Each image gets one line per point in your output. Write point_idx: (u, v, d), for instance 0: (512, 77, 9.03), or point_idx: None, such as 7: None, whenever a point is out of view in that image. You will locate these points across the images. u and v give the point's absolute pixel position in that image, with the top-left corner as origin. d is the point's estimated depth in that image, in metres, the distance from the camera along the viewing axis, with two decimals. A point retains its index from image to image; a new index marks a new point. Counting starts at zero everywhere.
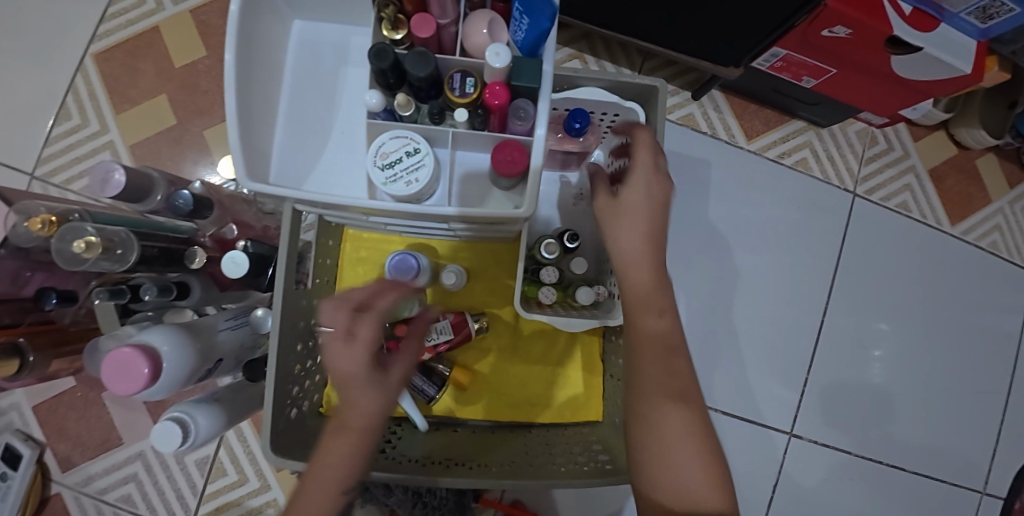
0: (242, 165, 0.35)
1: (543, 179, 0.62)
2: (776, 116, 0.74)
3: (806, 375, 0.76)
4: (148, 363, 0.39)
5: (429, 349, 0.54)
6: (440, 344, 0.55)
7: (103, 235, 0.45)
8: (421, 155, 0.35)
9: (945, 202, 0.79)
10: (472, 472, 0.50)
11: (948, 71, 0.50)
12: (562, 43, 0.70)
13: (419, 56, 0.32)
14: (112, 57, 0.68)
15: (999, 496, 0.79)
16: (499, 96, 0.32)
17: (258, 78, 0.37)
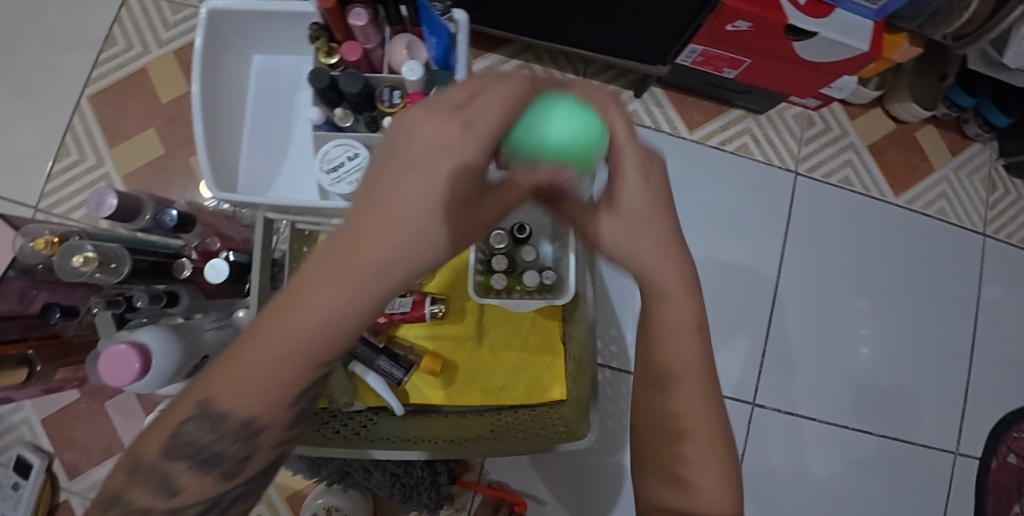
0: (211, 178, 0.40)
1: None
2: (715, 106, 0.80)
3: (767, 349, 0.80)
4: (139, 358, 0.46)
5: (387, 316, 0.63)
6: (397, 313, 0.63)
7: (100, 251, 0.51)
8: (360, 159, 0.40)
9: (888, 174, 0.84)
10: (439, 445, 0.55)
11: (848, 50, 0.55)
12: (509, 56, 0.76)
13: (350, 76, 0.38)
14: (105, 98, 0.75)
15: (971, 455, 0.82)
16: (418, 103, 0.38)
17: (220, 105, 0.43)
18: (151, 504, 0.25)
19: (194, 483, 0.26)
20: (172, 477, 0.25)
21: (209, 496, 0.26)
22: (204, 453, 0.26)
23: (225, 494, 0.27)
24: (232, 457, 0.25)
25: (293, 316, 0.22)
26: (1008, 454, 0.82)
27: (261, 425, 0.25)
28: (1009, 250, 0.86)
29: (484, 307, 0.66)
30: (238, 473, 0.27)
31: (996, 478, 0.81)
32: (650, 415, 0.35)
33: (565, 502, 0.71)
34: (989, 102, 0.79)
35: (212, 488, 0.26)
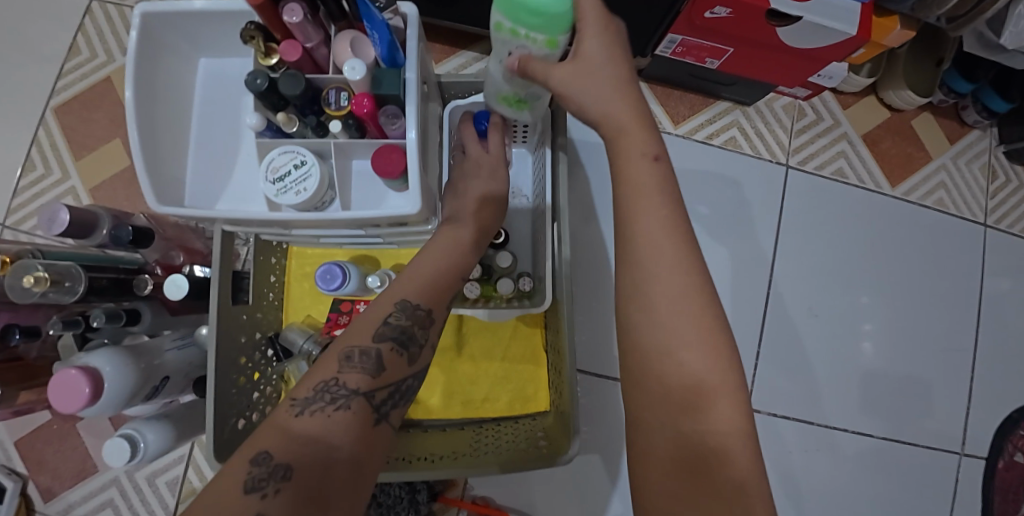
0: (152, 193, 0.38)
1: None
2: (701, 99, 0.77)
3: (761, 350, 0.76)
4: (89, 383, 0.43)
5: None
6: None
7: (52, 270, 0.49)
8: (307, 167, 0.38)
9: (883, 165, 0.81)
10: (412, 465, 0.53)
11: (835, 34, 0.52)
12: (484, 53, 0.73)
13: (291, 77, 0.35)
14: (70, 109, 0.73)
15: (978, 455, 0.79)
16: (365, 105, 0.36)
17: (161, 114, 0.40)
18: (361, 385, 0.32)
19: (391, 361, 0.34)
20: (375, 360, 0.34)
21: (391, 381, 0.34)
22: (400, 336, 0.35)
23: (400, 383, 0.35)
24: (416, 341, 0.36)
25: (452, 245, 0.42)
26: (1016, 453, 0.79)
27: (434, 315, 0.38)
28: (1012, 241, 0.82)
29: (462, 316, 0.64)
30: (418, 360, 0.36)
31: (1004, 479, 0.78)
32: (642, 338, 0.33)
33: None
34: (988, 88, 0.76)
35: (400, 369, 0.35)
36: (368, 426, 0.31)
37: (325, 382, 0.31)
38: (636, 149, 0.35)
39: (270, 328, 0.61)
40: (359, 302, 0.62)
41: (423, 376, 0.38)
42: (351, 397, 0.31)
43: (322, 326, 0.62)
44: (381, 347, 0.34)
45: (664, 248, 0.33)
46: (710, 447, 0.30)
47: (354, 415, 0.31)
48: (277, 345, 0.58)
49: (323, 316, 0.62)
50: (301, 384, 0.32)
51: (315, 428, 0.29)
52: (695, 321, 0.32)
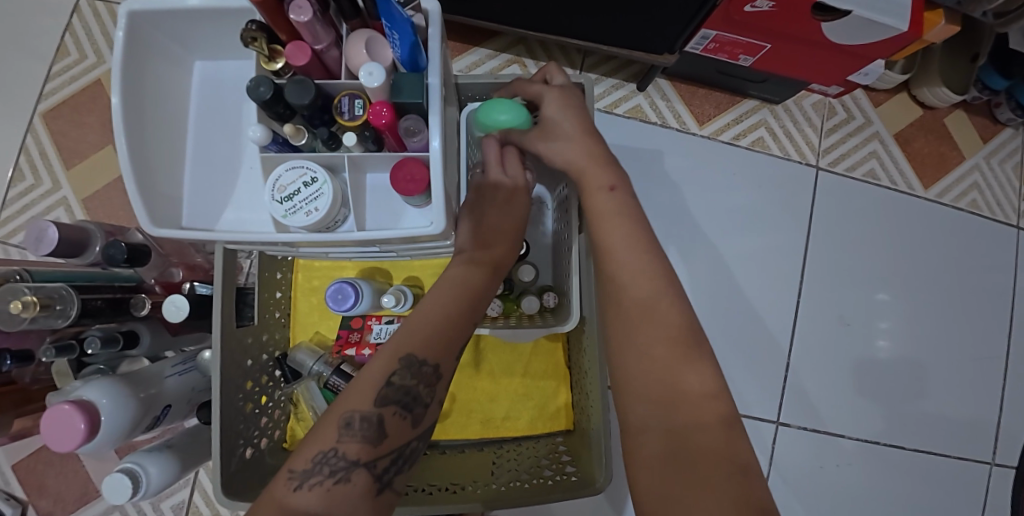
0: (145, 214, 0.34)
1: None
2: (727, 97, 0.73)
3: (787, 359, 0.74)
4: (84, 418, 0.40)
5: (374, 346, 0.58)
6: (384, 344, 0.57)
7: (40, 293, 0.45)
8: (318, 184, 0.34)
9: (915, 164, 0.77)
10: (434, 497, 0.49)
11: (884, 30, 0.48)
12: (499, 50, 0.69)
13: (298, 85, 0.32)
14: (59, 114, 0.69)
15: (1008, 465, 0.76)
16: (383, 116, 0.32)
17: (153, 125, 0.36)
18: (361, 455, 0.30)
19: (394, 427, 0.32)
20: (377, 426, 0.31)
21: (394, 447, 0.32)
22: (404, 398, 0.33)
23: (404, 448, 0.33)
24: (422, 401, 0.34)
25: (462, 280, 0.38)
26: None
27: (442, 370, 0.35)
28: None
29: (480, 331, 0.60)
30: (422, 421, 0.34)
31: None
32: (619, 337, 0.34)
33: None
34: None
35: (403, 435, 0.32)
36: (369, 497, 0.30)
37: (323, 453, 0.29)
38: (593, 182, 0.40)
39: (277, 348, 0.57)
40: (370, 318, 0.58)
41: (427, 433, 0.36)
42: (350, 469, 0.30)
43: (333, 344, 0.58)
44: (383, 411, 0.32)
45: (626, 262, 0.36)
46: (699, 439, 0.29)
47: (355, 489, 0.29)
48: (285, 367, 0.55)
49: (333, 333, 0.59)
50: (298, 452, 0.30)
51: (319, 503, 0.28)
52: (662, 310, 0.34)
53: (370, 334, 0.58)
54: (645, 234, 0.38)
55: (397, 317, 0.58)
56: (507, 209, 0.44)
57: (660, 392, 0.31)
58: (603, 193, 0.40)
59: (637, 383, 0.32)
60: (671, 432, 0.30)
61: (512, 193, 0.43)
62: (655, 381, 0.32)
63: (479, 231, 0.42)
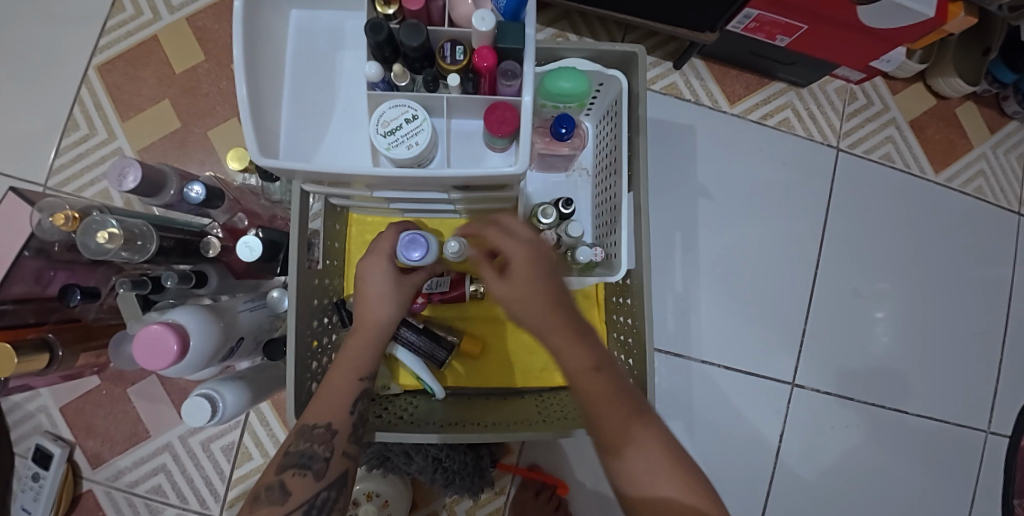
0: (255, 144, 0.37)
1: (533, 180, 0.63)
2: (756, 79, 0.77)
3: (803, 327, 0.79)
4: (176, 339, 0.42)
5: (424, 296, 0.58)
6: (436, 293, 0.59)
7: (124, 227, 0.48)
8: (419, 121, 0.37)
9: (927, 150, 0.82)
10: (485, 428, 0.54)
11: (913, 16, 0.52)
12: (545, 24, 0.73)
13: (412, 28, 0.35)
14: (115, 68, 0.71)
15: (1002, 434, 0.82)
16: (488, 59, 0.35)
17: (263, 61, 0.38)
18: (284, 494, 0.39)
19: (295, 485, 0.39)
20: (281, 488, 0.39)
21: (303, 501, 0.39)
22: (302, 460, 0.40)
23: (314, 500, 0.39)
24: (320, 457, 0.40)
25: (360, 349, 0.44)
26: None
27: (336, 426, 0.42)
28: None
29: None
30: (325, 474, 0.40)
31: None
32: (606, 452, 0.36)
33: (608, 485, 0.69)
34: None
35: (304, 491, 0.39)
36: None
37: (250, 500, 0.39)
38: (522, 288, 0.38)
39: (335, 294, 0.60)
40: None
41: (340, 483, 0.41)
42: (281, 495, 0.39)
43: None
44: (284, 476, 0.39)
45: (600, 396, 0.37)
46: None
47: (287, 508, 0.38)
48: (343, 310, 0.58)
49: None
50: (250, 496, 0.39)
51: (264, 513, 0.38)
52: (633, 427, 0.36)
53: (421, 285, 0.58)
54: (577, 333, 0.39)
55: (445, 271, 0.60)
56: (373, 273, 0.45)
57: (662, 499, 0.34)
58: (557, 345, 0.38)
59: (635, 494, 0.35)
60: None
61: (379, 258, 0.45)
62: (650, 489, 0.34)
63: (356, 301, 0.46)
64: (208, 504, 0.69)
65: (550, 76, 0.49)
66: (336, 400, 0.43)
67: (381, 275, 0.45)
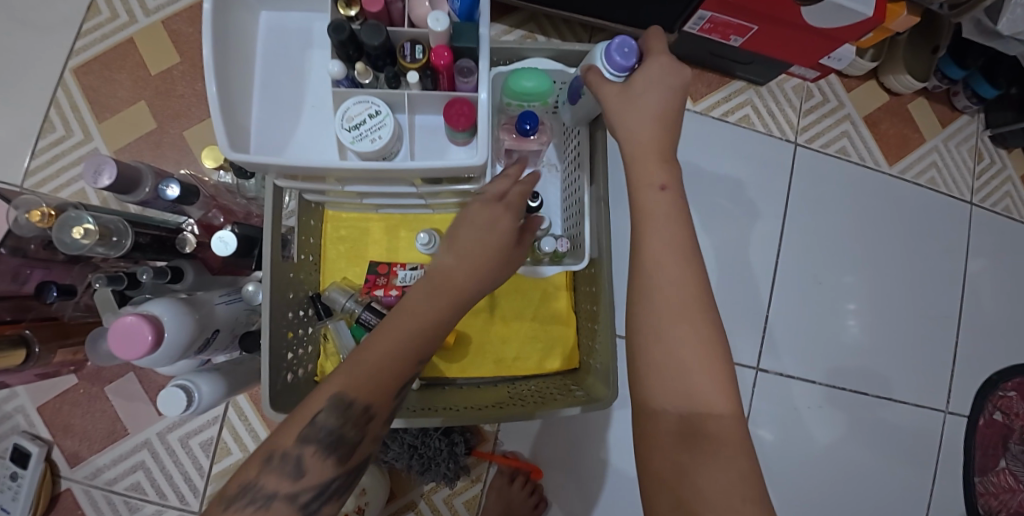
0: (225, 139, 0.38)
1: None
2: (718, 78, 0.81)
3: (767, 315, 0.82)
4: (151, 330, 0.44)
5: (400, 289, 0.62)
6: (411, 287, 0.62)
7: (100, 223, 0.49)
8: (382, 116, 0.39)
9: (882, 144, 0.86)
10: (458, 413, 0.56)
11: (853, 15, 0.56)
12: (514, 25, 0.75)
13: (372, 29, 0.37)
14: (90, 70, 0.72)
15: (960, 413, 0.87)
16: (444, 56, 0.38)
17: (234, 62, 0.40)
18: (278, 490, 0.31)
19: (315, 470, 0.32)
20: (298, 463, 0.32)
21: (315, 486, 0.32)
22: (329, 438, 0.33)
23: (327, 487, 0.33)
24: (349, 441, 0.33)
25: (410, 319, 0.36)
26: (994, 411, 0.87)
27: (374, 411, 0.34)
28: (994, 218, 0.89)
29: None
30: (347, 463, 0.34)
31: (983, 434, 0.86)
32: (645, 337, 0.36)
33: (580, 470, 0.71)
34: (978, 75, 0.81)
35: (324, 479, 0.33)
36: None
37: (244, 485, 0.31)
38: (644, 179, 0.39)
39: (310, 288, 0.62)
40: (396, 265, 0.63)
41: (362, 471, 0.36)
42: (269, 502, 0.31)
43: (360, 287, 0.63)
44: (305, 451, 0.32)
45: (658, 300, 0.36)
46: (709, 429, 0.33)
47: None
48: (319, 304, 0.60)
49: (360, 279, 0.64)
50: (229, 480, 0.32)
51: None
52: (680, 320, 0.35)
53: (396, 278, 0.62)
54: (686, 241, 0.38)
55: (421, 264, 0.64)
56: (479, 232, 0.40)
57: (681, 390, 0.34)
58: (652, 191, 0.39)
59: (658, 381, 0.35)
60: (688, 432, 0.33)
61: (496, 217, 0.41)
62: (673, 368, 0.34)
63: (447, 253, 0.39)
64: (188, 499, 0.70)
65: (515, 74, 0.51)
66: (389, 373, 0.34)
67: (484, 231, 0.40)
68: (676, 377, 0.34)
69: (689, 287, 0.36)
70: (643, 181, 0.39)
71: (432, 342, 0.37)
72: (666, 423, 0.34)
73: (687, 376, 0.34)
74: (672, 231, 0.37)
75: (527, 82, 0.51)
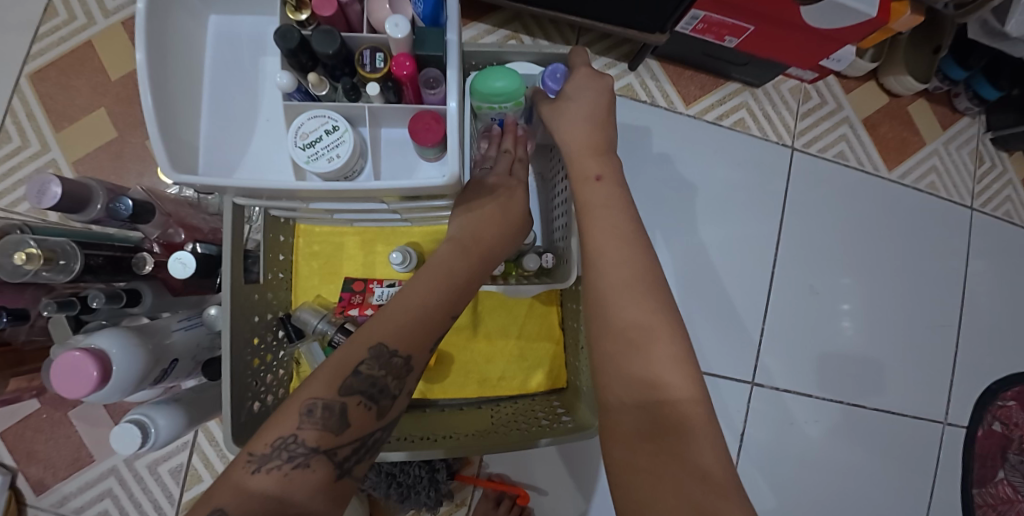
0: (166, 160, 0.35)
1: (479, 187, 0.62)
2: (712, 79, 0.78)
3: (763, 327, 0.79)
4: (97, 366, 0.40)
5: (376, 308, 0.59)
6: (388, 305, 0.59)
7: (44, 246, 0.45)
8: (340, 132, 0.35)
9: (881, 148, 0.83)
10: (436, 442, 0.52)
11: (855, 16, 0.52)
12: (497, 25, 0.72)
13: (325, 35, 0.33)
14: (47, 76, 0.67)
15: (959, 424, 0.84)
16: (405, 66, 0.34)
17: (174, 73, 0.36)
18: (320, 443, 0.30)
19: (359, 418, 0.32)
20: (343, 415, 0.32)
21: (357, 438, 0.32)
22: (370, 388, 0.33)
23: (367, 438, 0.33)
24: (390, 392, 0.34)
25: (435, 284, 0.39)
26: (993, 422, 0.84)
27: (413, 363, 0.36)
28: (995, 223, 0.86)
29: (478, 296, 0.63)
30: (387, 413, 0.34)
31: (982, 446, 0.83)
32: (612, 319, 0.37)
33: (569, 492, 0.68)
34: (981, 75, 0.78)
35: (367, 426, 0.33)
36: (328, 486, 0.30)
37: (282, 439, 0.29)
38: (581, 173, 0.45)
39: (280, 308, 0.59)
40: (372, 282, 0.60)
41: (393, 426, 0.36)
42: (309, 455, 0.30)
43: (334, 306, 0.60)
44: (348, 400, 0.32)
45: (614, 278, 0.38)
46: (670, 415, 0.32)
47: (312, 476, 0.29)
48: (289, 326, 0.56)
49: (335, 297, 0.61)
50: (258, 436, 0.30)
51: (272, 488, 0.28)
52: (635, 302, 0.37)
53: (372, 296, 0.60)
54: (631, 227, 0.41)
55: (399, 281, 0.61)
56: (495, 209, 0.47)
57: (641, 375, 0.34)
58: (589, 183, 0.44)
59: (617, 367, 0.35)
60: (650, 419, 0.32)
61: (506, 194, 0.48)
62: (633, 352, 0.35)
63: (466, 232, 0.45)
64: None
65: (482, 75, 0.48)
66: (420, 323, 0.37)
67: (496, 204, 0.47)
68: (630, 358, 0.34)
69: (640, 275, 0.38)
70: (582, 175, 0.45)
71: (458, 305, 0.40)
72: (627, 414, 0.33)
73: (649, 355, 0.34)
74: (617, 222, 0.41)
75: (496, 81, 0.47)
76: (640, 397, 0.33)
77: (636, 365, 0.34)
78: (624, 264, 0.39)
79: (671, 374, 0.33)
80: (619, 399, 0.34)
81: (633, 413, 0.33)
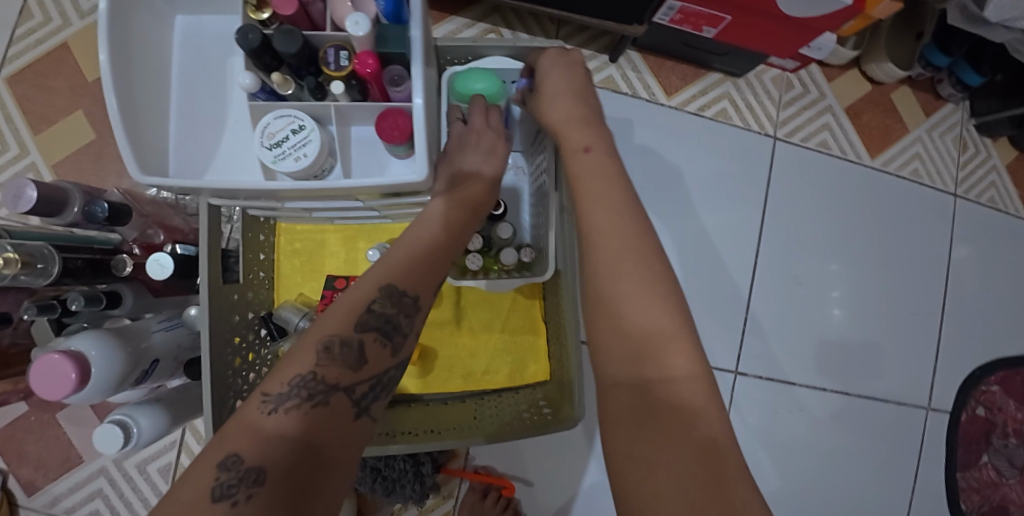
0: (133, 162, 0.34)
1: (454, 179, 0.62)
2: (693, 70, 0.78)
3: (747, 316, 0.80)
4: (75, 368, 0.41)
5: None
6: None
7: (21, 250, 0.43)
8: (306, 131, 0.35)
9: (864, 137, 0.83)
10: (418, 437, 0.53)
11: (830, 3, 0.52)
12: (477, 19, 0.71)
13: (286, 33, 0.33)
14: (23, 79, 0.67)
15: (942, 410, 0.85)
16: (369, 64, 0.34)
17: (138, 75, 0.36)
18: (340, 379, 0.30)
19: (375, 353, 0.32)
20: (359, 351, 0.32)
21: (371, 375, 0.32)
22: (384, 326, 0.33)
23: (381, 376, 0.33)
24: (402, 330, 0.34)
25: (434, 224, 0.40)
26: (976, 406, 0.85)
27: (421, 303, 0.36)
28: (978, 210, 0.87)
29: (459, 290, 0.63)
30: (399, 351, 0.34)
31: (966, 430, 0.85)
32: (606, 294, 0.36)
33: (554, 483, 0.69)
34: (963, 62, 0.78)
35: (382, 363, 0.33)
36: (347, 421, 0.30)
37: (302, 375, 0.29)
38: (572, 143, 0.44)
39: (262, 307, 0.59)
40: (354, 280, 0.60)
41: (404, 367, 0.36)
42: (329, 393, 0.30)
43: (317, 303, 0.60)
44: (363, 337, 0.32)
45: (609, 252, 0.37)
46: (663, 395, 0.31)
47: (330, 413, 0.29)
48: (271, 324, 0.57)
49: (317, 294, 0.61)
50: (272, 378, 0.29)
51: (292, 426, 0.27)
52: (626, 276, 0.36)
53: None
54: (625, 200, 0.40)
55: None
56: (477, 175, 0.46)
57: (637, 354, 0.33)
58: (578, 154, 0.43)
59: (613, 345, 0.35)
60: (642, 399, 0.32)
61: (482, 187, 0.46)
62: (633, 334, 0.34)
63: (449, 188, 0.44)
64: None
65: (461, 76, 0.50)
66: (423, 268, 0.37)
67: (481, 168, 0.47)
68: (625, 339, 0.34)
69: (633, 243, 0.37)
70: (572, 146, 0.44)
71: (455, 251, 0.41)
72: (618, 393, 0.33)
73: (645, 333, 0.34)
74: (610, 194, 0.40)
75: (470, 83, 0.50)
76: (632, 375, 0.33)
77: (633, 346, 0.34)
78: (624, 237, 0.38)
79: (668, 353, 0.33)
80: (613, 379, 0.34)
81: (626, 392, 0.33)
